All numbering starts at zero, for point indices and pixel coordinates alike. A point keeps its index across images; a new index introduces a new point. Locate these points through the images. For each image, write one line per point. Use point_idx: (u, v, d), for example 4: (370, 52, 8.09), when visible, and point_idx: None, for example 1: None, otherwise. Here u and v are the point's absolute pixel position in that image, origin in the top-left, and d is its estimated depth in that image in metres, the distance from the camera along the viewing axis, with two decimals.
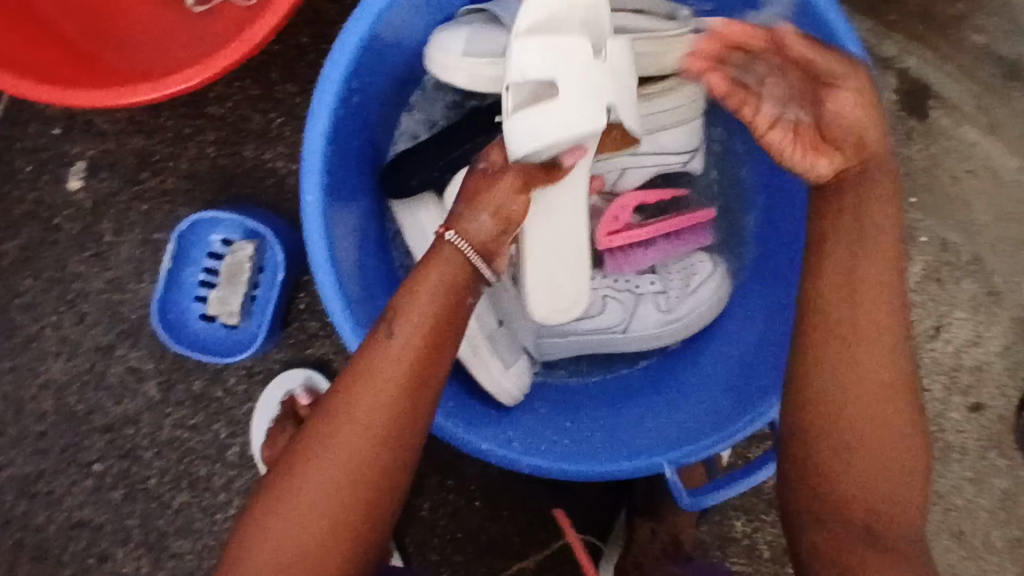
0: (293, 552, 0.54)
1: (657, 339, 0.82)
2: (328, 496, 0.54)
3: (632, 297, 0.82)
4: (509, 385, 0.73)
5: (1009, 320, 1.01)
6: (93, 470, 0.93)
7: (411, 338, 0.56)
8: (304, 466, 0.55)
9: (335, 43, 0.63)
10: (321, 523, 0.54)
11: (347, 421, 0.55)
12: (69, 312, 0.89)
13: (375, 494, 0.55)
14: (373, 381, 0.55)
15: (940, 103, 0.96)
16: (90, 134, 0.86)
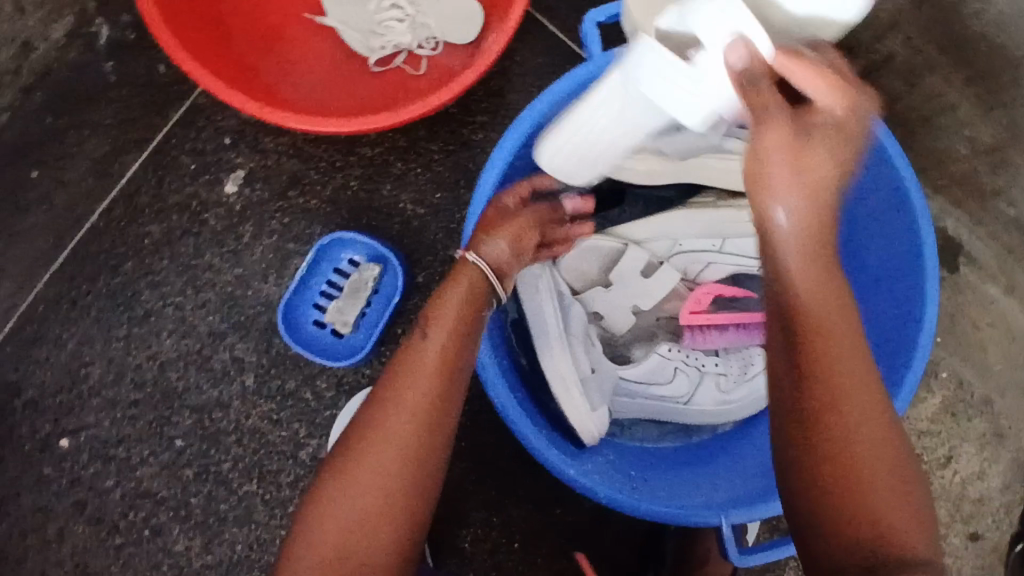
0: (351, 528, 0.62)
1: (714, 415, 0.93)
2: (380, 473, 0.63)
3: (697, 372, 0.93)
4: (591, 423, 0.84)
5: (1011, 461, 1.13)
6: (174, 445, 0.99)
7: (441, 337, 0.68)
8: (359, 450, 0.64)
9: (507, 128, 0.80)
10: (376, 499, 0.62)
11: (397, 409, 0.64)
12: (193, 297, 0.99)
13: (419, 470, 0.64)
14: (416, 376, 0.66)
15: (970, 260, 1.12)
16: (254, 149, 0.99)
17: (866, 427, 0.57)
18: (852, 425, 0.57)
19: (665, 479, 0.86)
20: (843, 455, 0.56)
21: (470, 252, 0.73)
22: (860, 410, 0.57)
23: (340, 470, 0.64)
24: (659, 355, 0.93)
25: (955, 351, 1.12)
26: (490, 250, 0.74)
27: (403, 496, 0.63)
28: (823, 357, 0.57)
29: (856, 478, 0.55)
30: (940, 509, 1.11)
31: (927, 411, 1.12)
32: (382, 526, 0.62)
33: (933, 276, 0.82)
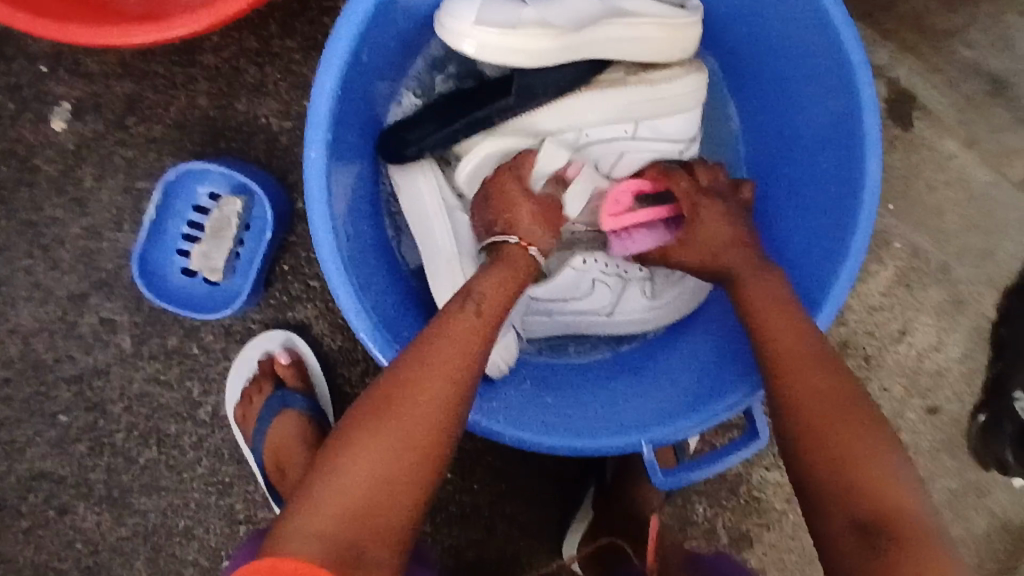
0: (374, 491, 0.51)
1: (641, 323, 0.85)
2: (417, 432, 0.54)
3: (619, 281, 0.85)
4: (497, 358, 0.76)
5: (970, 328, 1.06)
6: (58, 421, 0.90)
7: (490, 311, 0.64)
8: (396, 410, 0.55)
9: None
10: (404, 459, 0.53)
11: (426, 373, 0.57)
12: (41, 258, 0.86)
13: (453, 440, 0.56)
14: (456, 338, 0.60)
15: (923, 113, 1.01)
16: (76, 73, 0.84)
17: (846, 440, 0.57)
18: (826, 392, 0.61)
19: (584, 400, 0.78)
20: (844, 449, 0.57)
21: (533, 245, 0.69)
22: (828, 409, 0.60)
23: (368, 423, 0.54)
24: (574, 269, 0.83)
25: (910, 217, 1.03)
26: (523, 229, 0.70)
27: (432, 460, 0.54)
28: (799, 383, 0.62)
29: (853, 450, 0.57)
30: (896, 386, 1.05)
31: (880, 285, 1.04)
32: (395, 503, 0.52)
33: (871, 143, 0.69)
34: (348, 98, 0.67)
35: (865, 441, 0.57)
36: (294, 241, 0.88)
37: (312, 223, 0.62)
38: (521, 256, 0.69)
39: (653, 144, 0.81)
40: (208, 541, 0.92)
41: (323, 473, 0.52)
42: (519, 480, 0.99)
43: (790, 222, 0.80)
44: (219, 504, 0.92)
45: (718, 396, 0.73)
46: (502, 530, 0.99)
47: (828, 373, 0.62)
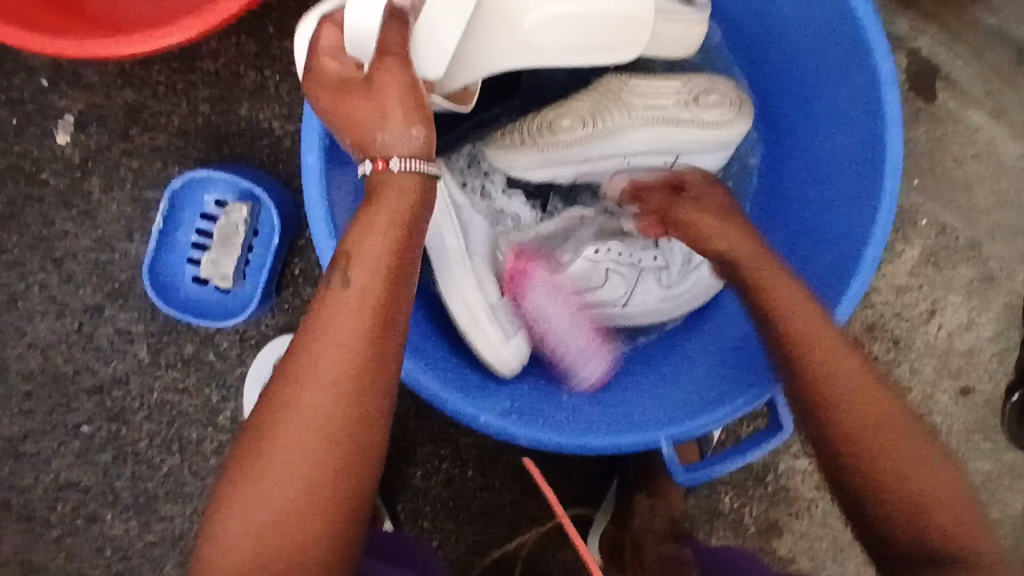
0: (263, 533, 0.49)
1: (658, 312, 0.83)
2: (299, 462, 0.50)
3: (633, 271, 0.83)
4: (508, 356, 0.74)
5: (1002, 305, 1.02)
6: (81, 431, 0.91)
7: (368, 281, 0.53)
8: (279, 431, 0.50)
9: None
10: (291, 493, 0.50)
11: (301, 382, 0.51)
12: (56, 271, 0.87)
13: (354, 442, 0.51)
14: (332, 335, 0.52)
15: (949, 85, 0.97)
16: (78, 86, 0.85)
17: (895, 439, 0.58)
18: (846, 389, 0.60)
19: (602, 398, 0.76)
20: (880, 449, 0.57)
21: (390, 158, 0.55)
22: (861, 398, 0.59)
23: (250, 461, 0.51)
24: (585, 259, 0.82)
25: (937, 193, 0.99)
26: (395, 138, 0.55)
27: (328, 484, 0.50)
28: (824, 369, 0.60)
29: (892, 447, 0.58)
30: (926, 368, 1.02)
31: (907, 265, 1.00)
32: (307, 528, 0.50)
33: (891, 112, 0.66)
34: None
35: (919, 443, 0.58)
36: (304, 244, 0.87)
37: (313, 228, 0.62)
38: (406, 190, 0.55)
39: (696, 125, 0.79)
40: None
41: (214, 521, 0.51)
42: (540, 476, 0.98)
43: (811, 203, 0.77)
44: None
45: (734, 392, 0.70)
46: (524, 524, 0.98)
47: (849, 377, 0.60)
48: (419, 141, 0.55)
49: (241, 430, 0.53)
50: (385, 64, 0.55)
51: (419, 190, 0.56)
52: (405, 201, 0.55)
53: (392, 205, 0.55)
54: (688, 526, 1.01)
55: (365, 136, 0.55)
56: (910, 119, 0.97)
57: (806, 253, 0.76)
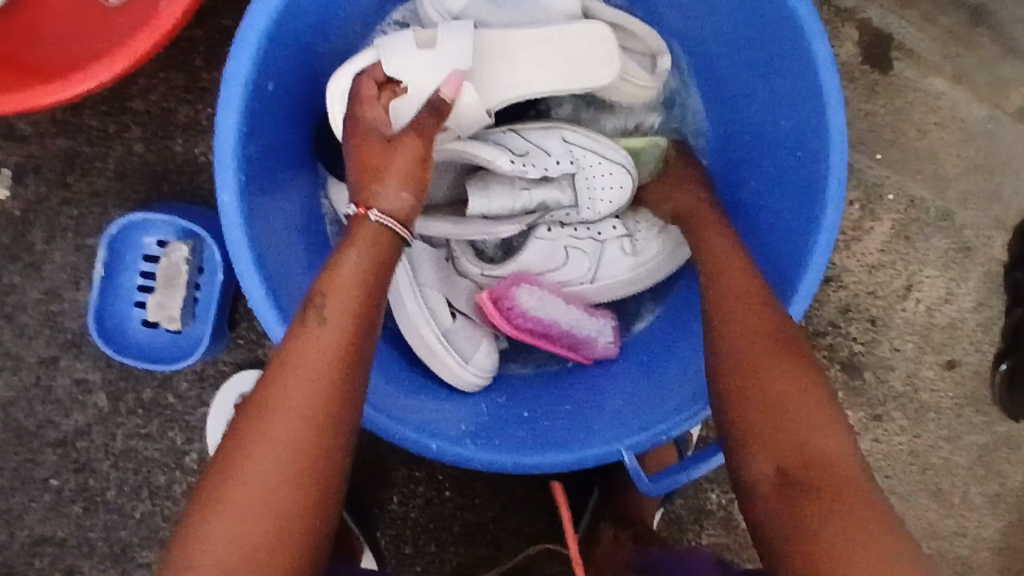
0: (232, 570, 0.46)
1: (627, 284, 0.80)
2: (265, 491, 0.48)
3: (595, 244, 0.79)
4: (469, 376, 0.73)
5: (981, 274, 1.00)
6: (50, 485, 0.89)
7: (339, 317, 0.54)
8: (247, 461, 0.48)
9: (234, 40, 0.60)
10: (255, 540, 0.47)
11: (270, 411, 0.50)
12: (7, 326, 0.86)
13: (327, 474, 0.49)
14: (303, 366, 0.51)
15: (904, 53, 0.94)
16: (11, 138, 0.83)
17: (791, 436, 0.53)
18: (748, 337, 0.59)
19: (566, 411, 0.74)
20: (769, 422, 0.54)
21: (371, 209, 0.59)
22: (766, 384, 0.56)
23: (211, 501, 0.48)
24: (541, 240, 0.78)
25: (902, 165, 0.96)
26: (387, 198, 0.60)
27: (297, 514, 0.48)
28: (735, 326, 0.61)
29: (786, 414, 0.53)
30: (908, 346, 1.00)
31: (878, 242, 0.97)
32: (273, 566, 0.47)
33: (832, 99, 0.66)
34: (267, 129, 0.65)
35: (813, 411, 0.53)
36: None
37: (240, 269, 0.60)
38: (372, 237, 0.58)
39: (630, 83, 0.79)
40: None
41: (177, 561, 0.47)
42: (521, 490, 0.96)
43: (774, 189, 0.74)
44: None
45: (696, 396, 0.68)
46: (510, 540, 0.96)
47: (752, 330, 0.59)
48: (408, 201, 0.60)
49: (202, 472, 0.50)
50: (410, 136, 0.62)
51: (391, 239, 0.59)
52: (376, 251, 0.58)
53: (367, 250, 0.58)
54: (677, 528, 0.98)
55: (365, 180, 0.60)
56: (867, 92, 0.94)
57: (770, 254, 0.73)
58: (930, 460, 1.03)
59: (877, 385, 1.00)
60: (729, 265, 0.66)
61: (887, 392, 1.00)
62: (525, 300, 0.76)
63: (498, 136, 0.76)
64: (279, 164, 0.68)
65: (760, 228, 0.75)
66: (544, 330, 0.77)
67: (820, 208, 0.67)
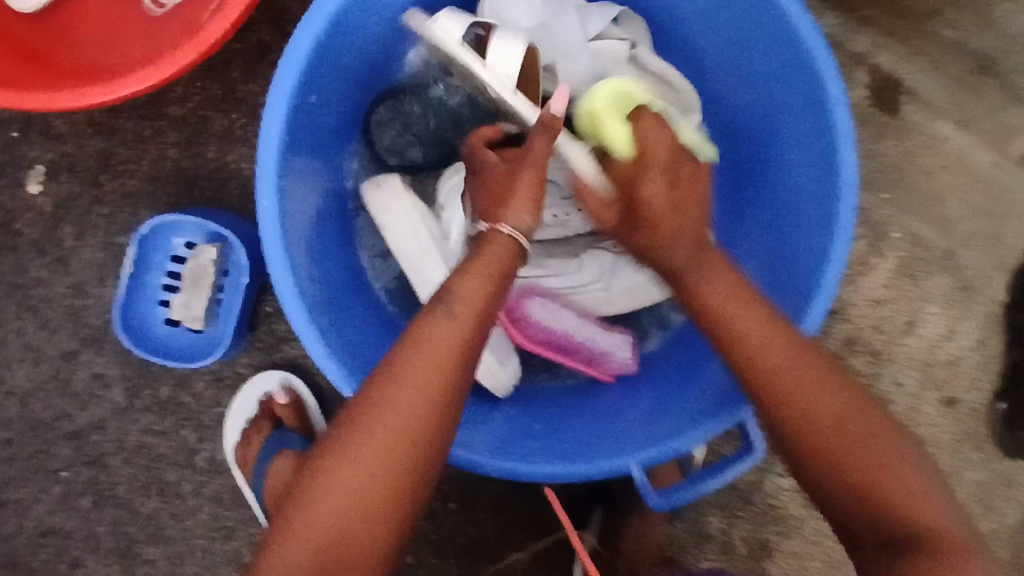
0: (347, 513, 0.49)
1: (640, 293, 0.81)
2: (385, 456, 0.50)
3: (609, 255, 0.82)
4: (503, 378, 0.77)
5: (982, 315, 1.02)
6: (61, 477, 0.91)
7: (464, 314, 0.54)
8: (372, 426, 0.51)
9: (285, 51, 0.62)
10: (373, 495, 0.50)
11: (403, 358, 0.52)
12: (31, 317, 0.88)
13: (435, 451, 0.52)
14: (427, 341, 0.52)
15: (912, 98, 0.96)
16: (49, 137, 0.85)
17: (851, 446, 0.53)
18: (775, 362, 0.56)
19: (577, 424, 0.76)
20: (809, 425, 0.54)
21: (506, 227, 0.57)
22: (810, 384, 0.55)
23: (340, 443, 0.51)
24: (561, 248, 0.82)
25: (907, 204, 0.99)
26: None
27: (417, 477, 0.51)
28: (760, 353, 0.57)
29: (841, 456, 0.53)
30: (909, 380, 1.02)
31: (882, 278, 1.00)
32: (374, 525, 0.50)
33: (845, 140, 0.68)
34: (302, 137, 0.68)
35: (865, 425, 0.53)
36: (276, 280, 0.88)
37: (273, 272, 0.63)
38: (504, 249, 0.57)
39: None
40: None
41: (307, 486, 0.51)
42: (526, 508, 0.97)
43: (794, 224, 0.75)
44: (225, 552, 0.92)
45: (707, 414, 0.69)
46: (512, 555, 0.97)
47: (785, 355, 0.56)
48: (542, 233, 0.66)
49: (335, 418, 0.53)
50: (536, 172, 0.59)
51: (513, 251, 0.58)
52: (504, 257, 0.57)
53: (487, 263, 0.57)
54: (678, 550, 1.00)
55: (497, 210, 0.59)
56: (875, 134, 0.97)
57: (782, 279, 0.75)
58: None
59: None
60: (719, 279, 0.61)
61: None
62: (538, 314, 0.79)
63: None
64: (309, 167, 0.71)
65: (780, 257, 0.76)
66: (557, 342, 0.80)
67: (830, 238, 0.70)
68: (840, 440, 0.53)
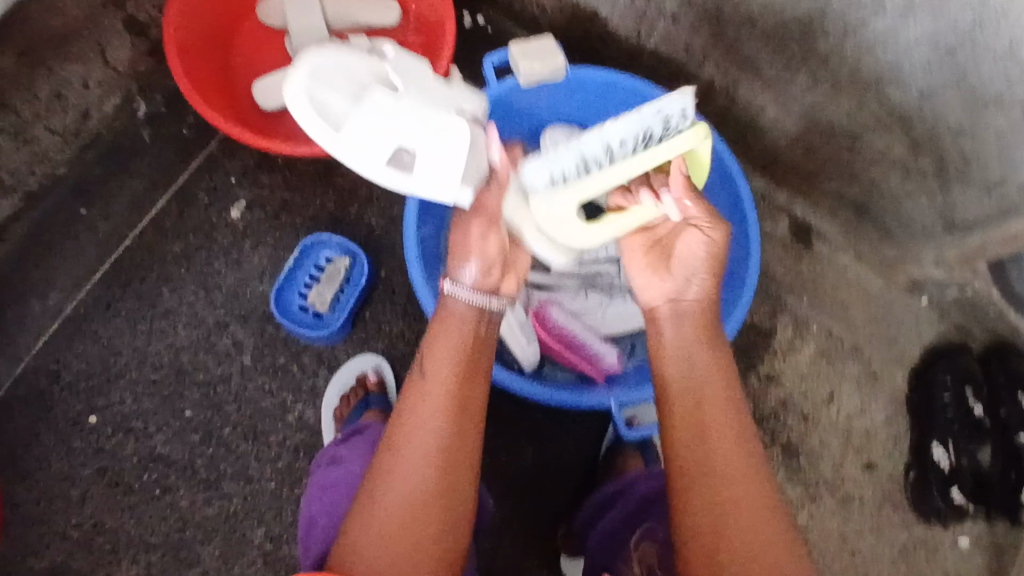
0: (395, 511, 0.69)
1: (628, 321, 1.17)
2: (413, 468, 0.71)
3: (609, 292, 1.19)
4: (529, 353, 1.12)
5: (888, 398, 1.34)
6: (184, 414, 1.20)
7: (445, 360, 0.77)
8: (398, 449, 0.72)
9: None
10: (413, 498, 0.70)
11: (411, 401, 0.75)
12: (203, 295, 1.23)
13: (448, 455, 0.72)
14: (427, 386, 0.75)
15: (820, 237, 1.38)
16: (256, 185, 1.27)
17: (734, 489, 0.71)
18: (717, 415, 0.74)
19: (577, 387, 1.11)
20: (714, 467, 0.71)
21: (446, 285, 0.82)
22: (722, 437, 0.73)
23: (380, 466, 0.72)
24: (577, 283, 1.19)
25: (823, 307, 1.37)
26: (462, 274, 0.82)
27: (440, 476, 0.71)
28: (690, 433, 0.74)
29: (721, 500, 0.70)
30: (835, 443, 1.31)
31: (808, 358, 1.34)
32: (419, 515, 0.70)
33: (753, 235, 1.10)
34: None
35: (733, 457, 0.72)
36: (378, 295, 1.25)
37: (409, 246, 1.09)
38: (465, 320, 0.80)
39: None
40: (284, 522, 1.16)
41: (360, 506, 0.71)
42: (532, 505, 1.20)
43: (732, 281, 1.15)
44: (292, 493, 1.17)
45: None
46: (513, 536, 1.20)
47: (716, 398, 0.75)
48: (476, 277, 0.82)
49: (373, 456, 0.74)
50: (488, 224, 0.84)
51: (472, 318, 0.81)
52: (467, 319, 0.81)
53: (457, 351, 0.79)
54: None
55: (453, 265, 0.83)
56: (796, 257, 1.38)
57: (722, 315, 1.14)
58: (857, 544, 1.28)
59: (811, 469, 1.30)
60: (690, 347, 0.78)
61: (819, 478, 1.30)
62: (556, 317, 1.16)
63: None
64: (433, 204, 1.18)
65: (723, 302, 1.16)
66: (568, 340, 1.14)
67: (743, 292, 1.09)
68: (716, 484, 0.71)
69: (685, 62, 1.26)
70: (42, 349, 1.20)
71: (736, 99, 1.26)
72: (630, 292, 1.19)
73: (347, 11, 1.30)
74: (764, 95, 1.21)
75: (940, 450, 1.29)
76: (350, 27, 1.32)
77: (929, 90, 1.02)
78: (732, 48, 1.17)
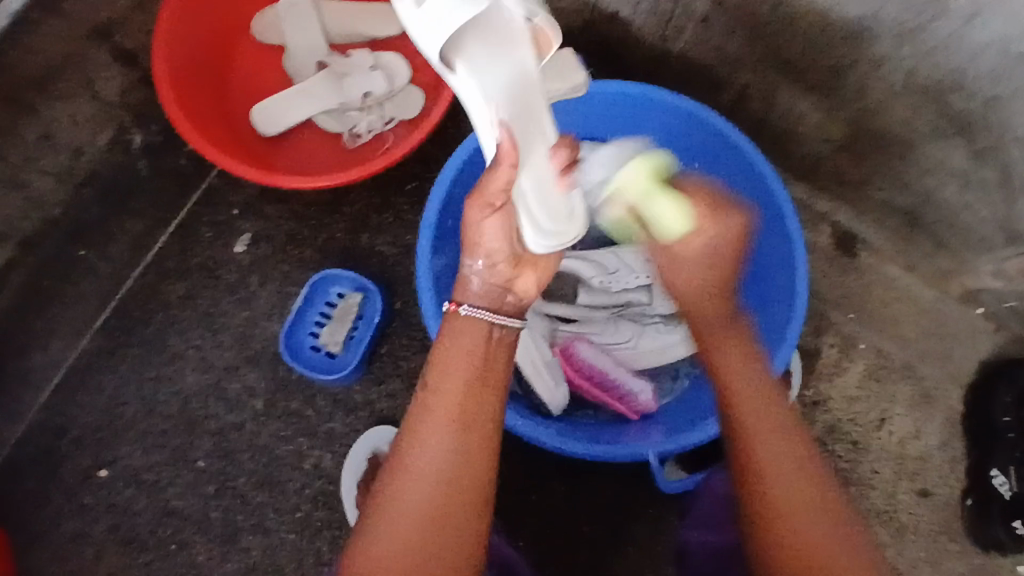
0: (402, 541, 0.62)
1: (661, 353, 1.09)
2: (422, 492, 0.63)
3: (639, 324, 1.11)
4: (557, 395, 1.06)
5: (942, 419, 1.25)
6: (196, 466, 1.15)
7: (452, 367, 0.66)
8: (403, 470, 0.64)
9: (449, 161, 1.03)
10: (424, 525, 0.62)
11: (419, 417, 0.65)
12: (210, 338, 1.17)
13: (464, 471, 0.64)
14: (435, 398, 0.65)
15: (866, 247, 1.28)
16: (259, 217, 1.20)
17: (784, 475, 0.67)
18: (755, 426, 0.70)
19: (610, 432, 1.02)
20: (757, 476, 0.68)
21: (457, 304, 0.69)
22: (763, 428, 0.69)
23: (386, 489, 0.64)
24: (604, 315, 1.11)
25: (869, 323, 1.27)
26: (468, 291, 0.70)
27: (453, 499, 0.63)
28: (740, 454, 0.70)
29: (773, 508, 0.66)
30: (885, 470, 1.23)
31: (855, 379, 1.26)
32: (430, 543, 0.62)
33: (798, 250, 0.99)
34: (450, 216, 1.08)
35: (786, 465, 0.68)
36: (393, 331, 1.18)
37: (421, 288, 1.00)
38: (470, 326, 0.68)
39: None
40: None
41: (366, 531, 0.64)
42: (567, 556, 1.10)
43: (775, 304, 1.04)
44: (313, 545, 1.12)
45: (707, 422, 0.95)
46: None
47: (756, 406, 0.71)
48: (483, 293, 0.70)
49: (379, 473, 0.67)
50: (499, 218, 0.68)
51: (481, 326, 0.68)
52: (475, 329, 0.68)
53: (469, 348, 0.67)
54: None
55: (457, 280, 0.71)
56: (840, 269, 1.28)
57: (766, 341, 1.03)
58: None
59: (860, 498, 1.23)
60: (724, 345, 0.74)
61: (869, 507, 1.22)
62: (585, 354, 1.08)
63: (597, 255, 1.12)
64: (450, 235, 1.09)
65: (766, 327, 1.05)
66: (597, 378, 1.07)
67: (789, 321, 0.99)
68: (764, 498, 0.67)
69: (715, 68, 1.16)
70: (47, 404, 1.15)
71: (773, 105, 1.16)
72: (662, 319, 1.11)
73: (348, 25, 1.21)
74: (804, 101, 1.10)
75: (1000, 478, 1.18)
76: (354, 41, 1.23)
77: (995, 100, 0.91)
78: (768, 52, 1.06)
